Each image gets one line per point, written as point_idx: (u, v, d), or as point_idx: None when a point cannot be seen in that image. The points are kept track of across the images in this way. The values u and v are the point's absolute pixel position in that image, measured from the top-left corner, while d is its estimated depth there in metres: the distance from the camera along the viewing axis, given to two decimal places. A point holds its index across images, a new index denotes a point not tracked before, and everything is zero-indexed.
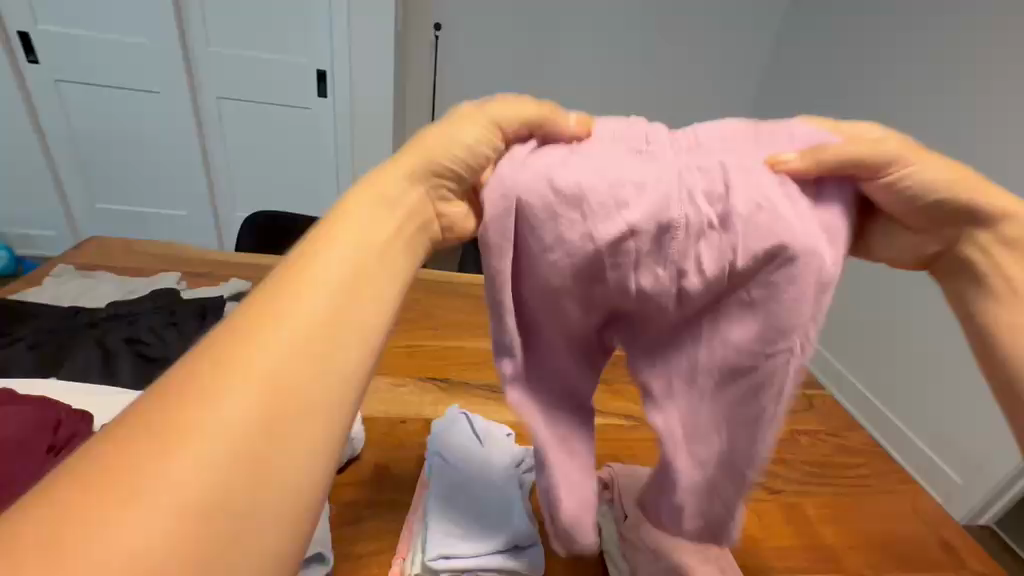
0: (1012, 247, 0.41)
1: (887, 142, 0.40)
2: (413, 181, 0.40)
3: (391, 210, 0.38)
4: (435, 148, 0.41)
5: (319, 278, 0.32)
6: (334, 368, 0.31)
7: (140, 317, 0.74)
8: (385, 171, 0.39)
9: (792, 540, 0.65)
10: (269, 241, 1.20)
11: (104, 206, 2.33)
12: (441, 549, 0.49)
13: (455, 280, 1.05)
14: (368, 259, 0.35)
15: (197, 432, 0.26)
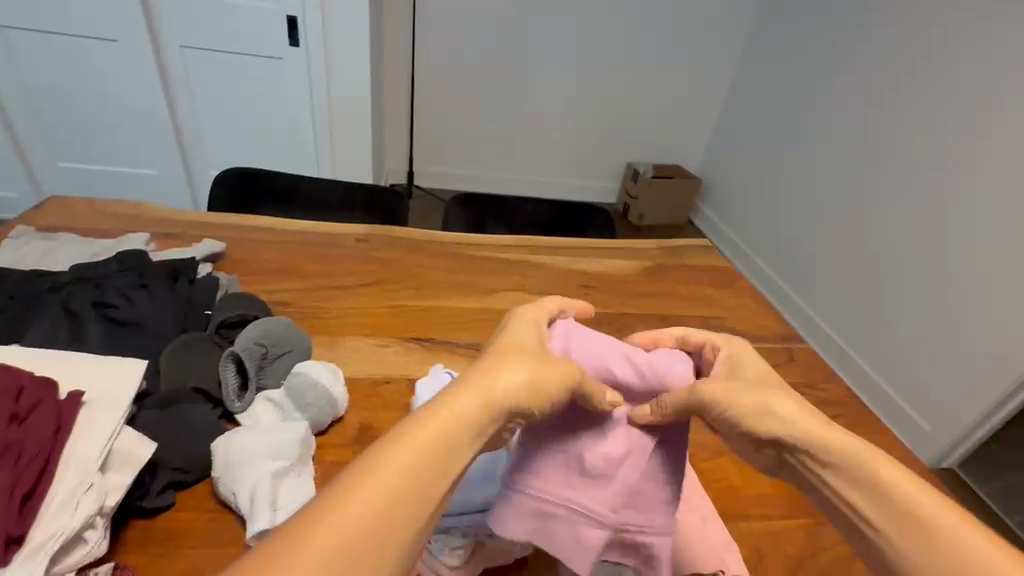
0: (831, 470, 0.43)
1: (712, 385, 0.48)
2: (507, 394, 0.42)
3: (487, 404, 0.41)
4: (522, 375, 0.44)
5: (414, 445, 0.37)
6: (395, 525, 0.33)
7: (105, 279, 0.70)
8: (482, 376, 0.43)
9: (770, 490, 0.67)
10: (242, 200, 1.16)
11: (66, 164, 2.22)
12: None
13: (435, 239, 1.08)
14: (455, 434, 0.39)
15: (312, 553, 0.31)
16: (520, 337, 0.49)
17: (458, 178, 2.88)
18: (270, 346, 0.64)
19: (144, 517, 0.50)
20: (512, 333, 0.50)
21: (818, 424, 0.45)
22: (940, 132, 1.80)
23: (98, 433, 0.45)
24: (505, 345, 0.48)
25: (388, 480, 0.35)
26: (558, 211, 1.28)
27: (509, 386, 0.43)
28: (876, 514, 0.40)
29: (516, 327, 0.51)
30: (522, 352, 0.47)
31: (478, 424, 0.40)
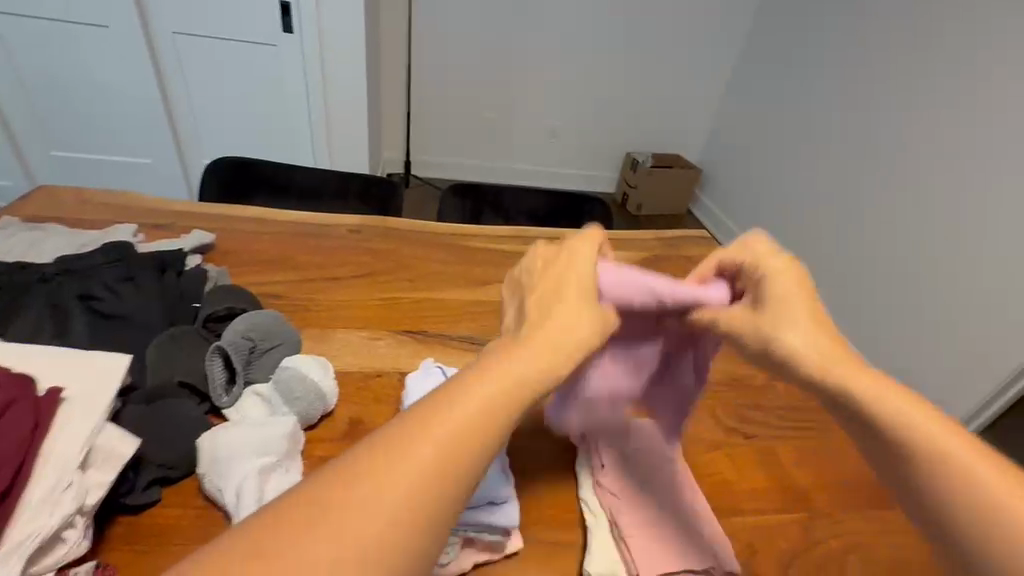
0: (876, 420, 0.43)
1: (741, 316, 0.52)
2: (567, 350, 0.43)
3: (549, 359, 0.42)
4: (581, 331, 0.44)
5: (481, 394, 0.38)
6: (461, 468, 0.35)
7: (90, 270, 0.68)
8: (546, 328, 0.44)
9: (764, 484, 0.66)
10: (234, 189, 1.14)
11: (58, 153, 2.19)
12: None
13: (428, 230, 1.07)
14: (518, 388, 0.40)
15: (384, 490, 0.33)
16: (579, 280, 0.48)
17: (455, 168, 2.86)
18: (259, 339, 0.63)
19: (130, 514, 0.50)
20: (559, 267, 0.49)
21: (866, 376, 0.45)
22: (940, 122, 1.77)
23: (78, 430, 0.44)
24: (551, 285, 0.48)
25: (458, 421, 0.36)
26: (555, 201, 1.26)
27: (571, 341, 0.43)
28: (922, 462, 0.41)
29: (572, 265, 0.49)
30: (583, 302, 0.46)
31: (541, 379, 0.41)
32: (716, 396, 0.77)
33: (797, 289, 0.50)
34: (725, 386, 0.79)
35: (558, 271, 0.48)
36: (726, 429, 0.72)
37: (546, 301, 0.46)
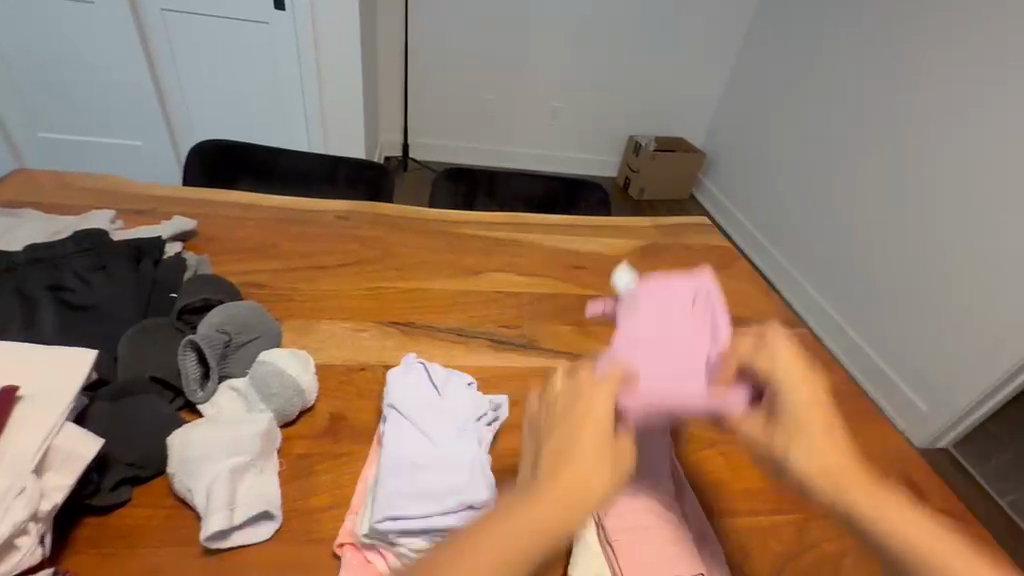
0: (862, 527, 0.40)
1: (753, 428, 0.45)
2: (573, 509, 0.37)
3: (553, 518, 0.36)
4: (584, 483, 0.38)
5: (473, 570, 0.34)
6: None
7: (62, 260, 0.66)
8: (547, 483, 0.38)
9: (759, 484, 0.64)
10: (220, 173, 1.10)
11: (50, 135, 2.15)
12: (390, 511, 0.46)
13: (419, 217, 1.04)
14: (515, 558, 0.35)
15: None
16: (584, 428, 0.41)
17: (454, 150, 2.82)
18: (234, 333, 0.61)
19: (97, 515, 0.48)
20: (568, 416, 0.43)
21: (878, 496, 0.40)
22: (951, 107, 1.73)
23: (35, 431, 0.42)
24: (561, 436, 0.41)
25: None
26: (550, 187, 1.23)
27: (581, 493, 0.37)
28: (908, 555, 0.38)
29: (577, 417, 0.42)
30: (588, 451, 0.39)
31: (546, 542, 0.36)
32: None
33: (802, 386, 0.46)
34: None
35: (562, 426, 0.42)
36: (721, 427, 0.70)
37: (559, 450, 0.40)
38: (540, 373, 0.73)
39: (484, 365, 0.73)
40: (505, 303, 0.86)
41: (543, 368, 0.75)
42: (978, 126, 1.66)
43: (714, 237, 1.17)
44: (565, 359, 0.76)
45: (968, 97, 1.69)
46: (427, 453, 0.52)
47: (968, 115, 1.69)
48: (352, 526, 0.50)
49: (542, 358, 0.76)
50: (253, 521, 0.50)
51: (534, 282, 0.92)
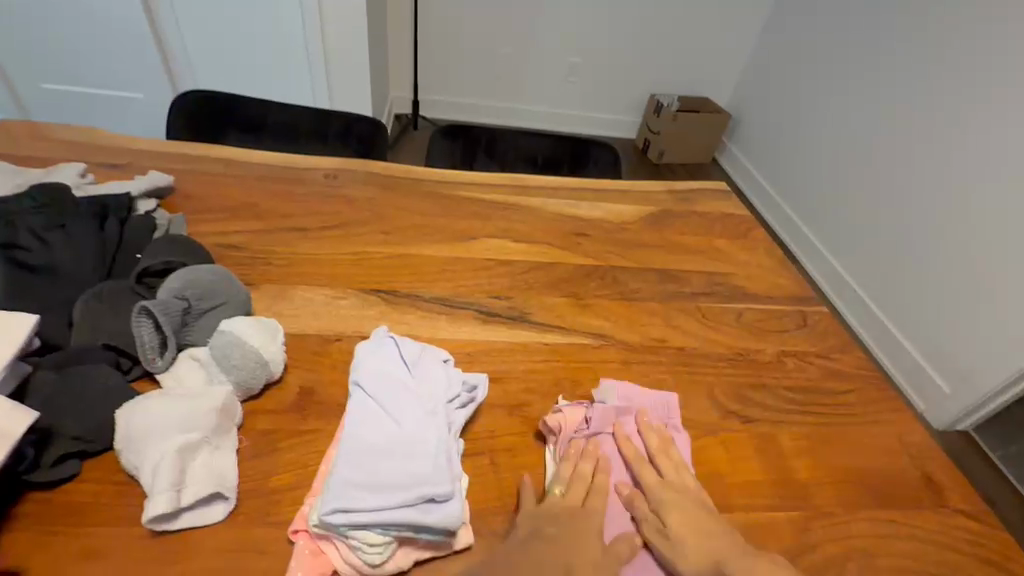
0: None
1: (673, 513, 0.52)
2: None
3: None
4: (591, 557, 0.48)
5: None
6: None
7: (14, 214, 0.62)
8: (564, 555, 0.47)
9: (757, 475, 0.59)
10: (206, 127, 1.04)
11: (51, 86, 2.10)
12: (340, 504, 0.44)
13: (413, 177, 0.97)
14: None
15: None
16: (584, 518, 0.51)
17: (466, 108, 2.70)
18: (194, 299, 0.57)
19: (39, 491, 0.46)
20: (571, 518, 0.50)
21: None
22: (992, 68, 1.60)
23: None
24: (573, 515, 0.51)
25: None
26: (557, 146, 1.14)
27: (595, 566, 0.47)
28: None
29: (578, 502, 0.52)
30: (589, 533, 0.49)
31: None
32: (715, 372, 0.70)
33: (701, 508, 0.53)
34: (726, 362, 0.72)
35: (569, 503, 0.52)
36: (723, 411, 0.65)
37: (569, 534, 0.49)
38: (529, 348, 0.68)
39: (470, 339, 0.69)
40: (498, 272, 0.80)
41: (534, 343, 0.69)
42: (1016, 88, 1.54)
43: (731, 205, 1.08)
44: (557, 334, 0.71)
45: (1014, 56, 1.54)
46: (389, 439, 0.49)
47: (1004, 78, 1.57)
48: (309, 510, 0.47)
49: (531, 333, 0.71)
50: (204, 502, 0.47)
51: (532, 249, 0.86)
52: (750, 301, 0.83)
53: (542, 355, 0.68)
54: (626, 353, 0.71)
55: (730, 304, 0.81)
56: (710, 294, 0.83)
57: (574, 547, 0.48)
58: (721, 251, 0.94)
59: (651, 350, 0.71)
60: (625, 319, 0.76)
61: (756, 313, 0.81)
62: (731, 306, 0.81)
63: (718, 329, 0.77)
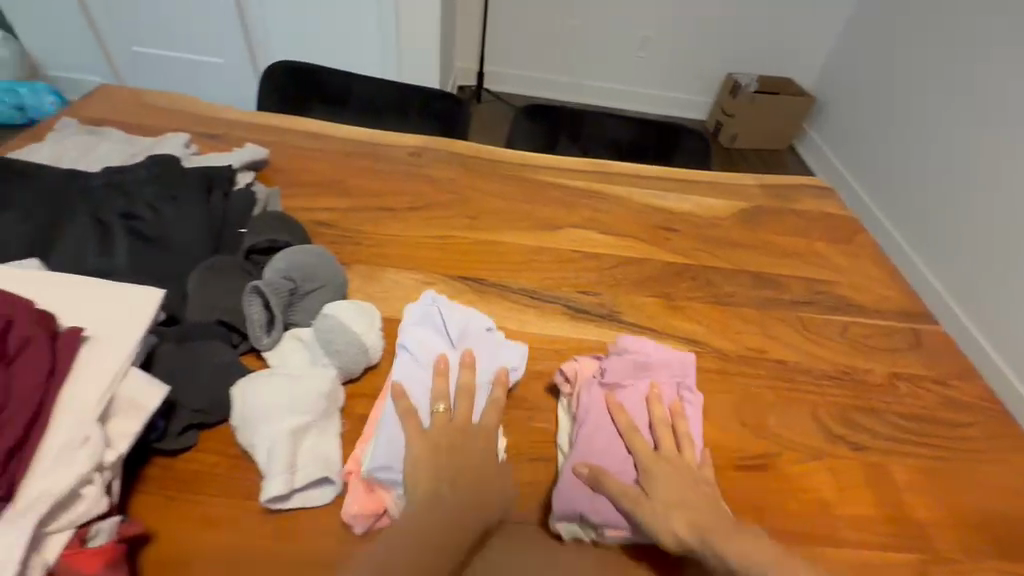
0: None
1: (659, 484, 0.49)
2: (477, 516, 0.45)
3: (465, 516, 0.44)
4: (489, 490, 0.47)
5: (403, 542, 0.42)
6: None
7: (132, 185, 0.64)
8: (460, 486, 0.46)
9: (868, 508, 0.55)
10: (295, 98, 1.05)
11: (138, 49, 2.20)
12: (384, 461, 0.47)
13: (496, 158, 0.95)
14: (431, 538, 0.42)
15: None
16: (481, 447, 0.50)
17: (531, 82, 2.63)
18: (297, 280, 0.58)
19: (164, 457, 0.48)
20: (462, 445, 0.49)
21: None
22: None
23: (99, 374, 0.40)
24: (458, 445, 0.49)
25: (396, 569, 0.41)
26: (644, 132, 1.09)
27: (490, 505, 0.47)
28: None
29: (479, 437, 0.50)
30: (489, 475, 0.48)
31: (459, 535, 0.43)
32: (819, 391, 0.65)
33: (688, 488, 0.50)
34: (830, 381, 0.66)
35: (463, 436, 0.50)
36: (829, 435, 0.60)
37: (466, 482, 0.46)
38: None
39: (560, 335, 0.67)
40: (585, 265, 0.77)
41: None
42: None
43: (832, 204, 1.00)
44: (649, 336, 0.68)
45: None
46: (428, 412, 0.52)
47: None
48: (361, 454, 0.50)
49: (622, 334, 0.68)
50: (313, 484, 0.48)
51: (620, 244, 0.82)
52: (856, 314, 0.77)
53: None
54: (721, 362, 0.67)
55: (833, 317, 0.75)
56: (810, 303, 0.77)
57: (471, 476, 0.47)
58: (822, 256, 0.87)
59: (748, 360, 0.67)
60: (720, 324, 0.72)
61: (863, 329, 0.75)
62: (835, 319, 0.76)
63: (821, 343, 0.71)
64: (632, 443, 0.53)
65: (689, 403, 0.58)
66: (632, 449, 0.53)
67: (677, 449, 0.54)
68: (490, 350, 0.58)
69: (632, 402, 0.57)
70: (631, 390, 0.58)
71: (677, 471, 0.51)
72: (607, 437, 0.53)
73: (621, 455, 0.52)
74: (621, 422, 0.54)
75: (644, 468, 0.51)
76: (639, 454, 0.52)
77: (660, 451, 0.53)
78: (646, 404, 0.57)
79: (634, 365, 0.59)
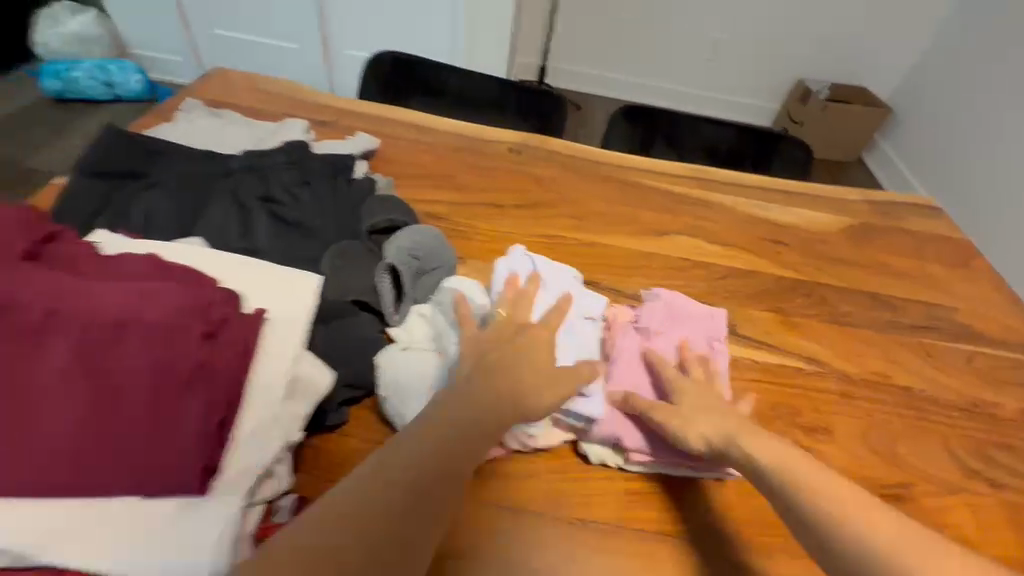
0: None
1: (689, 399, 0.51)
2: (499, 395, 0.45)
3: (489, 396, 0.45)
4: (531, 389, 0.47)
5: (449, 396, 0.44)
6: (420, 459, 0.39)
7: (270, 170, 0.67)
8: (495, 374, 0.46)
9: (1016, 551, 0.52)
10: (394, 91, 1.07)
11: (219, 32, 2.28)
12: None
13: (597, 157, 0.94)
14: (485, 402, 0.44)
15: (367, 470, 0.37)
16: (530, 350, 0.49)
17: (594, 80, 2.60)
18: (422, 260, 0.60)
19: (321, 433, 0.50)
20: (512, 344, 0.49)
21: None
22: None
23: (279, 358, 0.42)
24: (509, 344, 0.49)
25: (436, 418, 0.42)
26: (742, 139, 1.06)
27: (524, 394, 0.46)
28: None
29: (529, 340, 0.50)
30: (529, 369, 0.48)
31: (496, 410, 0.44)
32: (949, 423, 0.62)
33: (713, 401, 0.51)
34: (959, 413, 0.63)
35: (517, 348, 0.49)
36: (966, 469, 0.58)
37: (505, 380, 0.46)
38: (739, 363, 0.64)
39: None
40: (693, 274, 0.76)
41: (742, 359, 0.65)
42: None
43: (943, 223, 0.95)
44: (766, 352, 0.66)
45: None
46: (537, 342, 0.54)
47: None
48: None
49: (739, 347, 0.66)
50: None
51: (726, 254, 0.80)
52: (980, 343, 0.73)
53: (754, 373, 0.64)
54: (843, 384, 0.65)
55: (956, 345, 0.72)
56: (929, 328, 0.74)
57: (518, 372, 0.47)
58: (938, 279, 0.83)
59: (871, 384, 0.65)
60: (839, 345, 0.69)
61: (989, 359, 0.71)
62: (957, 347, 0.72)
63: (947, 371, 0.68)
64: (659, 370, 0.54)
65: (719, 349, 0.59)
66: (660, 373, 0.54)
67: (704, 373, 0.55)
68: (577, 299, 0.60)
69: (664, 344, 0.57)
70: (665, 333, 0.58)
71: (706, 387, 0.53)
72: (639, 373, 0.55)
73: (650, 382, 0.54)
74: (650, 357, 0.55)
75: (673, 386, 0.52)
76: (668, 378, 0.53)
77: (690, 374, 0.54)
78: (675, 344, 0.57)
79: (669, 312, 0.60)
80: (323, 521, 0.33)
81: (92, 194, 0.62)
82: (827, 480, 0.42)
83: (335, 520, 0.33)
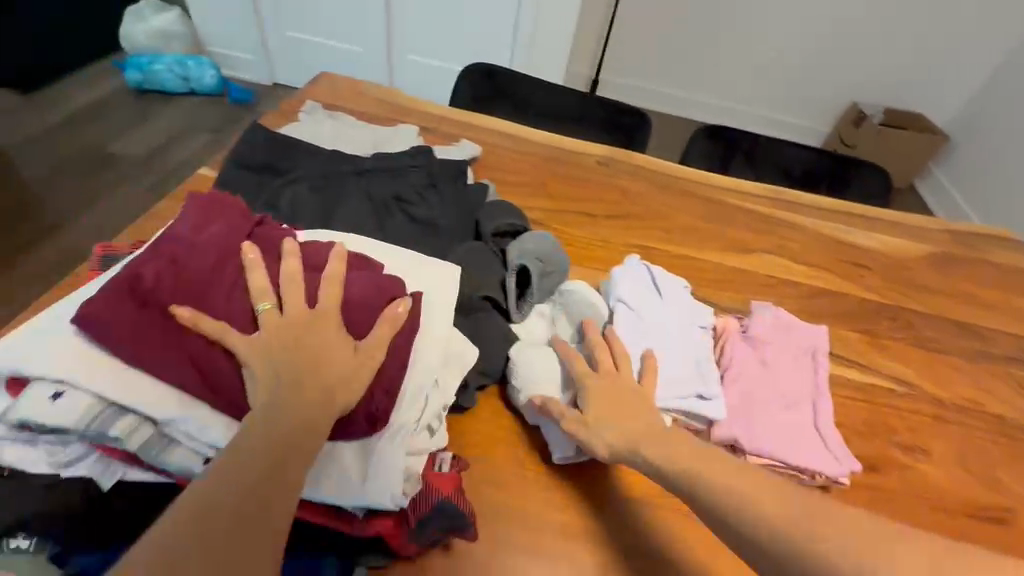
0: None
1: (585, 407, 0.52)
2: (329, 353, 0.47)
3: (323, 357, 0.46)
4: (332, 346, 0.48)
5: (302, 356, 0.46)
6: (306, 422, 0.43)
7: (400, 170, 0.73)
8: (303, 334, 0.47)
9: None
10: (486, 101, 1.12)
11: (290, 33, 2.39)
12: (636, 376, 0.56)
13: (683, 174, 0.98)
14: (341, 362, 0.47)
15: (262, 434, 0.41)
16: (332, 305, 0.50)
17: (646, 94, 2.63)
18: (545, 261, 0.64)
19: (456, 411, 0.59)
20: (318, 314, 0.49)
21: None
22: None
23: (433, 340, 0.54)
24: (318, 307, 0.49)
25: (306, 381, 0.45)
26: (820, 162, 1.08)
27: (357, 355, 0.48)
28: None
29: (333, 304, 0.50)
30: (325, 328, 0.48)
31: (335, 365, 0.47)
32: None
33: (610, 406, 0.51)
34: None
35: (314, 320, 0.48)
36: None
37: (317, 345, 0.47)
38: (835, 380, 0.67)
39: None
40: (784, 294, 0.79)
41: (838, 376, 0.68)
42: None
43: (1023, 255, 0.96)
44: (858, 371, 0.69)
45: None
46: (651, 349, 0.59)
47: None
48: None
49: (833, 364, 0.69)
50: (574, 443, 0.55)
51: (812, 275, 0.83)
52: None
53: (849, 391, 0.66)
54: (934, 406, 0.67)
55: None
56: (1014, 358, 0.76)
57: (321, 336, 0.48)
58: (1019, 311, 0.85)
59: (964, 409, 0.67)
60: (929, 369, 0.72)
61: None
62: None
63: None
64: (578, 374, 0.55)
65: (818, 363, 0.64)
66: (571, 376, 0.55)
67: (613, 365, 0.56)
68: (687, 308, 0.64)
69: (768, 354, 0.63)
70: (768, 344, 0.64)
71: (609, 382, 0.54)
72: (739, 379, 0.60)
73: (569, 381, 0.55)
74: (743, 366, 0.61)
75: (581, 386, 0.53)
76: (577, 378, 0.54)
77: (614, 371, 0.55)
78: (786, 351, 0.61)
79: (778, 325, 0.66)
80: (217, 486, 0.37)
81: (247, 188, 0.70)
82: (768, 486, 0.44)
83: (234, 479, 0.38)
